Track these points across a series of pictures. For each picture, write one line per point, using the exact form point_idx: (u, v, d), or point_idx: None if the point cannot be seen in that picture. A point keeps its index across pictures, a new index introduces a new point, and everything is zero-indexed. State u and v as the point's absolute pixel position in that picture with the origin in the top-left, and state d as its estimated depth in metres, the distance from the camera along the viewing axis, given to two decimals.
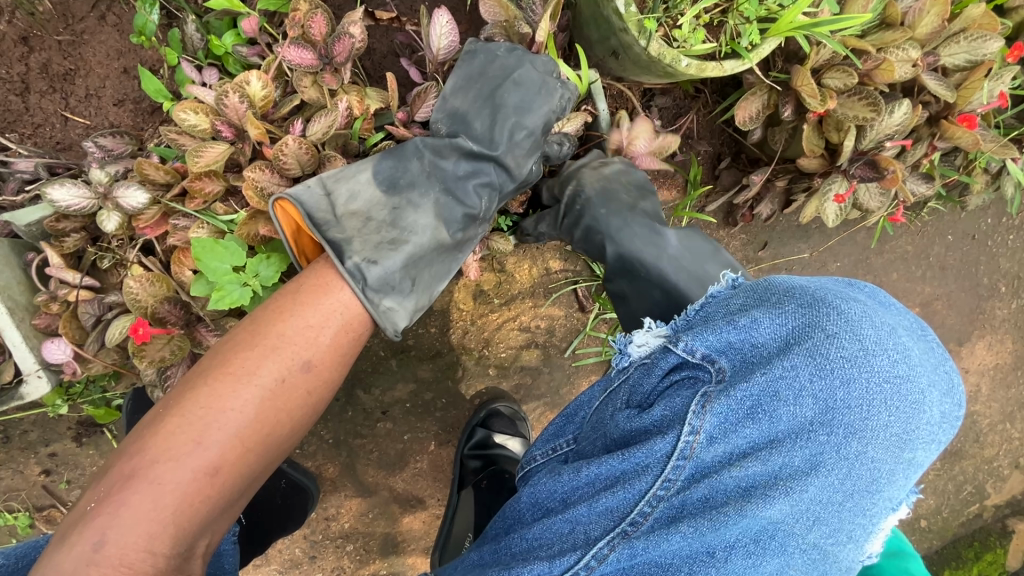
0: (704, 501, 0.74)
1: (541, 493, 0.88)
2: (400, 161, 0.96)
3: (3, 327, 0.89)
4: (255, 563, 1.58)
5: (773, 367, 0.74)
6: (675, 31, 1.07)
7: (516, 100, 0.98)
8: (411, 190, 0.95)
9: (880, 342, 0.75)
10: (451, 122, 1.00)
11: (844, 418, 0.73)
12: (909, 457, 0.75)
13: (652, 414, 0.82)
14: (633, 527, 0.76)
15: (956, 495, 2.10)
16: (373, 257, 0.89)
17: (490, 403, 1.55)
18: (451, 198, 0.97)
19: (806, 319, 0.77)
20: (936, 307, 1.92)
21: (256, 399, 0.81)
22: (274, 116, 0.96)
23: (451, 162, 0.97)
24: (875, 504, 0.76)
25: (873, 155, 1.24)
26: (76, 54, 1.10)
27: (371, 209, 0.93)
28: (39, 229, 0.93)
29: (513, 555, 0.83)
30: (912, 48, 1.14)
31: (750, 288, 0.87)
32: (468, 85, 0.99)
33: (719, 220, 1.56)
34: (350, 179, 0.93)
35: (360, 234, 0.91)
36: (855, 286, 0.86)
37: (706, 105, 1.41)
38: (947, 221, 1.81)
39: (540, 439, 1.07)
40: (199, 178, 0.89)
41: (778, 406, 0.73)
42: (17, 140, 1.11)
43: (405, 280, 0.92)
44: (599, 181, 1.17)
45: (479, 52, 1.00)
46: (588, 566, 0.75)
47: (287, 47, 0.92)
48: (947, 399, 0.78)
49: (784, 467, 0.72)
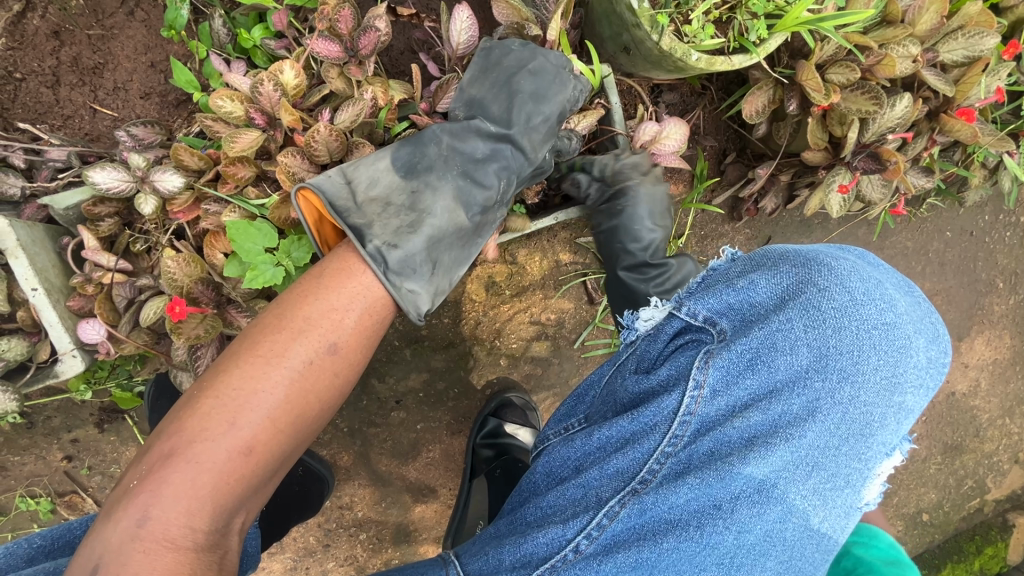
0: (709, 454, 0.78)
1: (560, 464, 0.91)
2: (418, 149, 0.98)
3: (41, 307, 0.91)
4: (270, 552, 1.59)
5: (770, 322, 0.80)
6: (685, 27, 1.11)
7: (531, 88, 1.01)
8: (429, 173, 0.97)
9: (868, 293, 0.82)
10: (468, 109, 1.03)
11: (836, 364, 0.79)
12: (900, 401, 0.81)
13: (659, 374, 0.86)
14: (643, 485, 0.79)
15: (958, 489, 2.13)
16: (392, 241, 0.91)
17: (502, 393, 1.59)
18: (468, 182, 0.99)
19: (799, 276, 0.83)
20: (936, 301, 1.95)
21: (286, 381, 0.81)
22: (303, 106, 0.99)
23: (468, 148, 1.00)
24: (870, 447, 0.80)
25: (877, 147, 1.28)
26: (105, 48, 1.14)
27: (391, 195, 0.94)
28: (76, 214, 0.96)
29: (530, 521, 0.86)
30: (912, 44, 1.19)
31: (748, 256, 0.92)
32: (484, 76, 1.03)
33: (725, 214, 1.60)
34: (370, 167, 0.95)
35: (381, 219, 0.92)
36: (845, 249, 0.92)
37: (713, 101, 1.46)
38: (945, 217, 1.86)
39: (552, 420, 1.08)
40: (233, 163, 0.92)
41: (775, 356, 0.79)
42: (47, 130, 1.14)
43: (423, 263, 0.94)
44: (650, 198, 1.22)
45: (496, 47, 1.03)
46: (601, 525, 0.78)
47: (315, 40, 0.96)
48: (934, 346, 0.84)
49: (784, 415, 0.77)
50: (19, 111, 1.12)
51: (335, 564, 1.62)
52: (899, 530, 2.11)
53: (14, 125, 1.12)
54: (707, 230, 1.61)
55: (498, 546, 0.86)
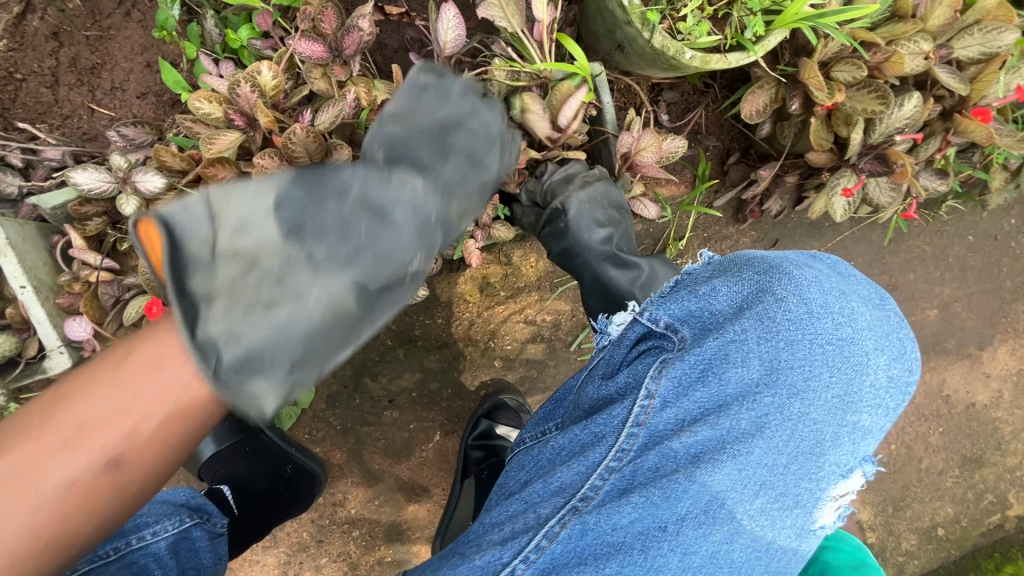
0: (654, 470, 0.78)
1: (519, 476, 0.91)
2: (322, 193, 0.68)
3: (29, 305, 0.93)
4: (263, 546, 1.60)
5: (725, 333, 0.81)
6: (679, 24, 1.07)
7: (466, 146, 0.87)
8: (320, 229, 0.66)
9: (826, 307, 0.83)
10: (391, 147, 0.83)
11: (787, 378, 0.80)
12: (853, 420, 0.82)
13: (617, 381, 0.87)
14: (584, 503, 0.77)
15: (977, 504, 2.03)
16: (235, 329, 0.61)
17: (496, 394, 1.57)
18: (384, 254, 0.69)
19: (757, 284, 0.85)
20: (956, 308, 1.87)
21: (35, 505, 0.58)
22: (285, 106, 0.99)
23: (388, 202, 0.72)
24: (821, 466, 0.81)
25: (884, 148, 1.23)
26: (102, 49, 1.16)
27: (262, 255, 0.63)
28: (64, 213, 0.98)
29: (475, 534, 0.84)
30: (924, 40, 1.13)
31: (722, 262, 0.93)
32: (410, 118, 0.87)
33: (729, 216, 1.54)
34: (244, 200, 0.64)
35: (232, 288, 0.62)
36: (817, 257, 0.93)
37: (716, 99, 1.41)
38: (967, 220, 1.78)
39: (530, 423, 1.06)
40: (212, 164, 0.92)
41: (727, 369, 0.80)
42: (46, 130, 1.16)
43: (284, 360, 0.62)
44: (587, 206, 1.15)
45: (434, 83, 0.90)
46: (540, 547, 0.74)
47: (299, 39, 0.95)
48: (896, 364, 0.86)
49: (731, 430, 0.78)
50: (19, 111, 1.14)
51: (328, 560, 1.62)
52: (912, 545, 2.00)
53: (14, 125, 1.14)
54: (710, 232, 1.56)
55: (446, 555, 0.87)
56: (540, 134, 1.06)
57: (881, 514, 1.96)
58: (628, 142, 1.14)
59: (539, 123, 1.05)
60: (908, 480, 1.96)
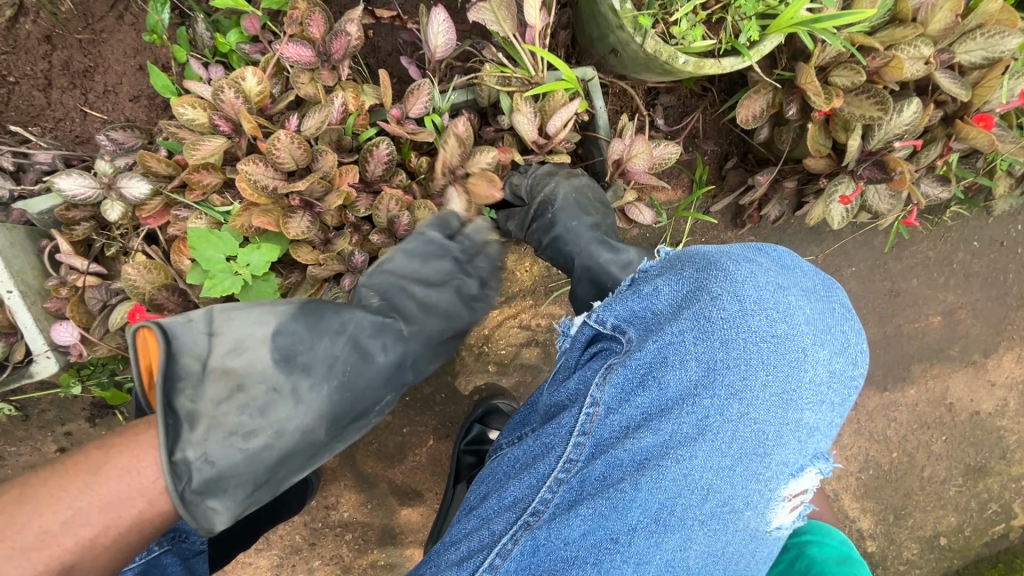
0: (601, 480, 0.79)
1: (480, 490, 0.94)
2: (309, 329, 0.88)
3: (16, 309, 0.93)
4: (256, 548, 1.60)
5: (662, 335, 0.81)
6: (672, 29, 1.06)
7: (445, 304, 1.01)
8: (303, 370, 0.87)
9: (760, 302, 0.82)
10: (384, 293, 0.98)
11: (725, 379, 0.79)
12: (797, 417, 0.81)
13: (568, 387, 0.88)
14: (535, 517, 0.79)
15: (980, 513, 2.00)
16: (213, 450, 0.78)
17: (489, 399, 1.56)
18: (346, 394, 0.89)
19: (695, 282, 0.84)
20: (960, 315, 1.83)
21: None
22: (271, 110, 0.98)
23: (368, 347, 0.92)
24: (768, 467, 0.80)
25: (883, 155, 1.21)
26: (95, 52, 1.16)
27: (249, 380, 0.83)
28: (51, 218, 0.99)
29: (436, 554, 0.88)
30: (924, 45, 1.10)
31: (670, 259, 0.91)
32: (410, 262, 1.00)
33: (727, 221, 1.52)
34: (242, 328, 0.85)
35: (217, 412, 0.80)
36: (762, 249, 0.91)
37: (713, 103, 1.39)
38: (972, 226, 1.75)
39: (507, 428, 1.07)
40: (197, 170, 0.93)
41: (665, 372, 0.80)
42: (38, 133, 1.15)
43: (245, 478, 0.82)
44: (571, 192, 1.10)
45: (438, 241, 1.01)
46: (493, 567, 0.77)
47: (286, 44, 0.95)
48: (840, 357, 0.84)
49: (673, 435, 0.78)
50: (12, 113, 1.14)
51: (321, 563, 1.62)
52: (914, 554, 1.97)
53: (6, 128, 1.14)
54: (708, 238, 1.53)
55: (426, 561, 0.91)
56: (526, 136, 1.05)
57: (882, 523, 1.93)
58: (620, 149, 1.12)
59: (525, 124, 1.04)
60: (909, 489, 1.92)
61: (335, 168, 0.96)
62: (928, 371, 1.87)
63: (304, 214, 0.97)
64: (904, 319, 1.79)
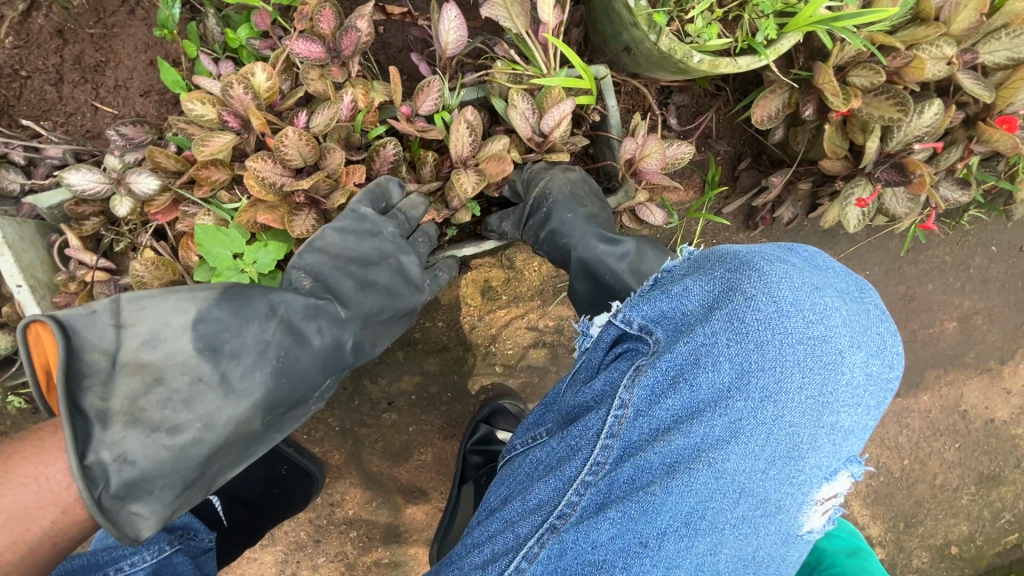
0: (630, 483, 0.78)
1: (501, 492, 0.93)
2: (234, 315, 0.86)
3: (27, 304, 0.93)
4: (261, 544, 1.60)
5: (694, 336, 0.79)
6: (687, 26, 1.04)
7: (387, 282, 1.00)
8: (233, 357, 0.85)
9: (797, 303, 0.79)
10: (317, 274, 0.95)
11: (759, 381, 0.77)
12: (832, 421, 0.79)
13: (594, 388, 0.87)
14: (562, 520, 0.79)
15: (993, 523, 1.96)
16: (130, 451, 0.77)
17: (496, 399, 1.55)
18: (282, 380, 0.89)
19: (727, 281, 0.81)
20: (976, 321, 1.80)
21: None
22: (280, 107, 0.97)
23: (307, 330, 0.91)
24: (801, 470, 0.78)
25: (902, 157, 1.18)
26: (107, 47, 1.15)
27: (166, 373, 0.81)
28: (60, 212, 0.98)
29: (458, 556, 0.88)
30: (947, 44, 1.08)
31: (698, 258, 0.88)
32: (344, 239, 0.97)
33: (740, 223, 1.50)
34: (154, 318, 0.82)
35: (131, 410, 0.78)
36: (793, 250, 0.88)
37: (727, 103, 1.36)
38: (991, 230, 1.71)
39: (521, 428, 1.06)
40: (205, 166, 0.92)
41: (697, 374, 0.77)
42: (50, 128, 1.16)
43: (169, 479, 0.80)
44: (566, 186, 1.10)
45: (371, 216, 0.98)
46: (520, 569, 0.78)
47: (296, 40, 0.94)
48: (877, 359, 0.82)
49: (705, 438, 0.76)
50: (24, 108, 1.15)
51: (325, 560, 1.62)
52: (924, 563, 1.94)
53: (18, 122, 1.15)
54: (719, 240, 1.51)
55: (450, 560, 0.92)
56: (523, 134, 1.02)
57: (892, 531, 1.90)
58: (632, 149, 1.10)
59: (521, 121, 1.01)
60: (921, 497, 1.89)
61: (341, 166, 0.95)
62: (941, 378, 1.83)
63: (309, 212, 0.97)
64: (918, 324, 1.76)
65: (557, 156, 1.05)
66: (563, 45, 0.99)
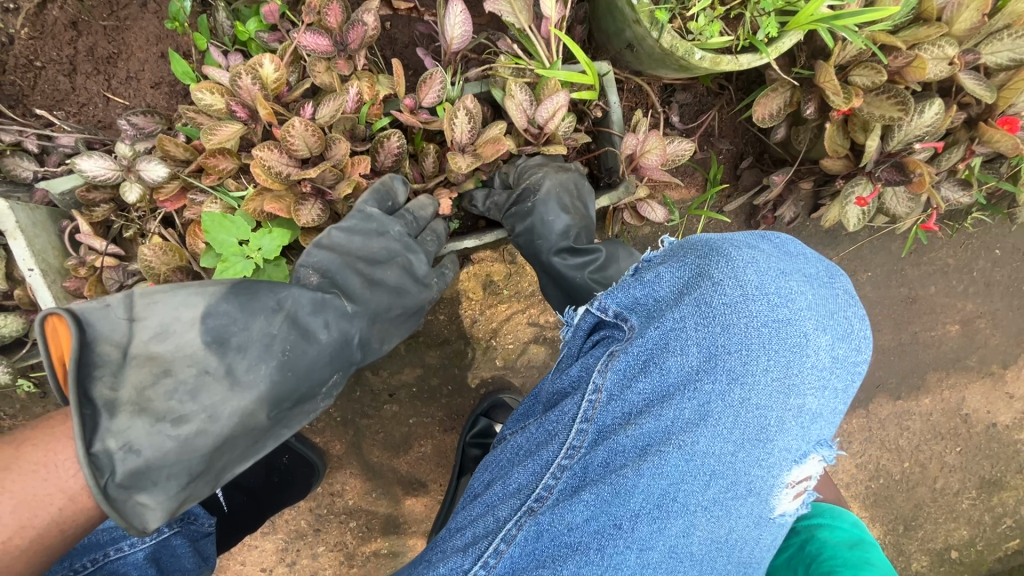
0: (605, 466, 0.79)
1: (484, 477, 0.94)
2: (242, 309, 0.88)
3: (37, 288, 0.95)
4: (262, 531, 1.62)
5: (665, 320, 0.81)
6: (689, 24, 1.05)
7: (395, 281, 1.02)
8: (239, 350, 0.87)
9: (761, 287, 0.81)
10: (324, 273, 0.96)
11: (726, 363, 0.79)
12: (798, 403, 0.80)
13: (571, 374, 0.89)
14: (539, 503, 0.80)
15: (994, 528, 1.95)
16: (136, 442, 0.78)
17: (495, 392, 1.57)
18: (287, 375, 0.90)
19: (696, 268, 0.83)
20: (979, 324, 1.80)
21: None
22: (287, 98, 0.99)
23: (313, 325, 0.93)
24: (770, 452, 0.80)
25: (902, 156, 1.19)
26: (119, 39, 1.18)
27: (174, 364, 0.83)
28: (72, 198, 1.01)
29: (441, 539, 0.89)
30: (948, 44, 1.08)
31: (674, 248, 0.90)
32: (350, 239, 0.98)
33: (741, 222, 1.51)
34: (165, 312, 0.84)
35: (138, 400, 0.80)
36: (765, 237, 0.90)
37: (730, 102, 1.37)
38: (995, 233, 1.71)
39: (510, 420, 1.06)
40: (214, 155, 0.94)
41: (666, 357, 0.80)
42: (63, 117, 1.18)
43: (175, 470, 0.81)
44: (556, 188, 1.08)
45: (377, 216, 1.00)
46: (498, 551, 0.78)
47: (303, 33, 0.96)
48: (843, 343, 0.84)
49: (676, 420, 0.78)
50: (37, 98, 1.17)
51: (325, 549, 1.64)
52: (924, 567, 1.93)
53: (32, 111, 1.17)
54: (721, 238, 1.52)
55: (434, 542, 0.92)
56: (518, 124, 1.03)
57: (891, 533, 1.90)
58: (633, 145, 1.11)
59: (517, 111, 1.02)
60: (921, 499, 1.89)
61: (347, 157, 0.97)
62: (943, 382, 1.83)
63: (315, 202, 0.98)
64: (920, 326, 1.76)
65: (551, 149, 1.05)
66: (566, 39, 1.00)
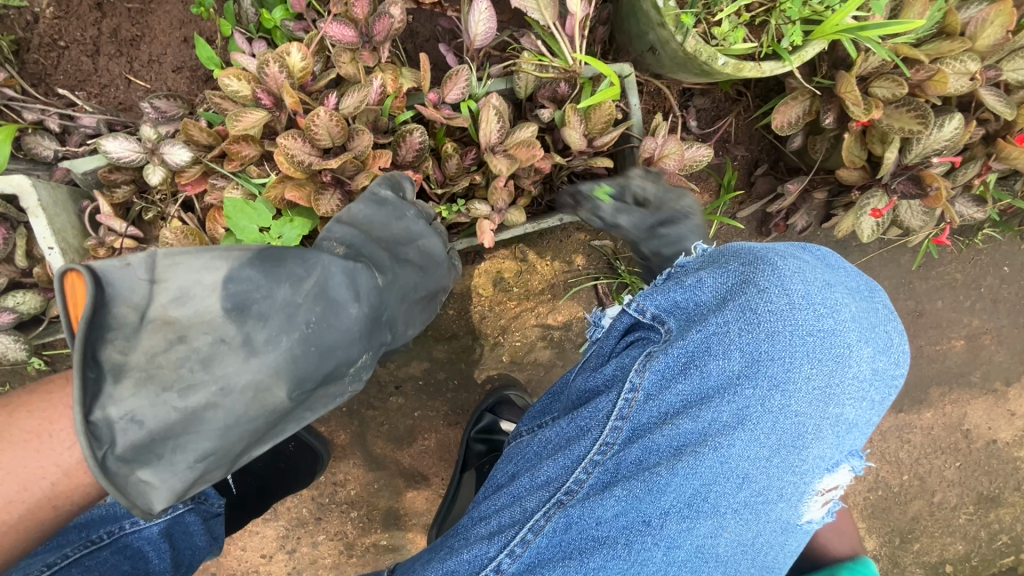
0: (637, 464, 0.80)
1: (509, 469, 0.95)
2: (266, 275, 0.89)
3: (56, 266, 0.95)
4: (263, 518, 1.63)
5: (707, 324, 0.82)
6: (714, 29, 1.05)
7: (417, 258, 1.04)
8: (258, 320, 0.87)
9: (808, 298, 0.82)
10: (348, 244, 0.97)
11: (768, 370, 0.80)
12: (837, 412, 0.82)
13: (605, 372, 0.89)
14: (569, 496, 0.81)
15: (989, 544, 1.96)
16: (143, 413, 0.78)
17: (501, 389, 1.57)
18: (304, 355, 0.89)
19: (741, 276, 0.83)
20: (984, 340, 1.80)
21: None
22: (311, 88, 1.00)
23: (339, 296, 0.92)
24: (804, 459, 0.81)
25: (919, 170, 1.19)
26: (143, 21, 1.18)
27: (188, 332, 0.83)
28: (94, 179, 1.03)
29: (464, 528, 0.90)
30: (971, 60, 1.09)
31: (715, 254, 0.91)
32: (372, 220, 0.99)
33: (752, 229, 1.50)
34: (186, 275, 0.84)
35: (149, 371, 0.80)
36: (807, 249, 0.91)
37: (748, 108, 1.37)
38: (1004, 250, 1.71)
39: (527, 416, 1.07)
40: (237, 141, 0.96)
41: (708, 361, 0.80)
42: (84, 98, 1.19)
43: (181, 445, 0.81)
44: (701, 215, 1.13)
45: (391, 200, 1.00)
46: (525, 542, 0.80)
47: (330, 23, 0.96)
48: (884, 356, 0.85)
49: (713, 422, 0.78)
50: (60, 78, 1.18)
51: (325, 538, 1.65)
52: None
53: (54, 91, 1.18)
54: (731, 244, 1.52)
55: (452, 532, 0.94)
56: (575, 147, 1.06)
57: (887, 545, 1.90)
58: (652, 148, 1.11)
59: (575, 136, 1.05)
60: (918, 512, 1.89)
61: (369, 149, 0.98)
62: (946, 396, 1.84)
63: (334, 192, 1.01)
64: (926, 340, 1.76)
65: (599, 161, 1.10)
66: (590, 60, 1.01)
